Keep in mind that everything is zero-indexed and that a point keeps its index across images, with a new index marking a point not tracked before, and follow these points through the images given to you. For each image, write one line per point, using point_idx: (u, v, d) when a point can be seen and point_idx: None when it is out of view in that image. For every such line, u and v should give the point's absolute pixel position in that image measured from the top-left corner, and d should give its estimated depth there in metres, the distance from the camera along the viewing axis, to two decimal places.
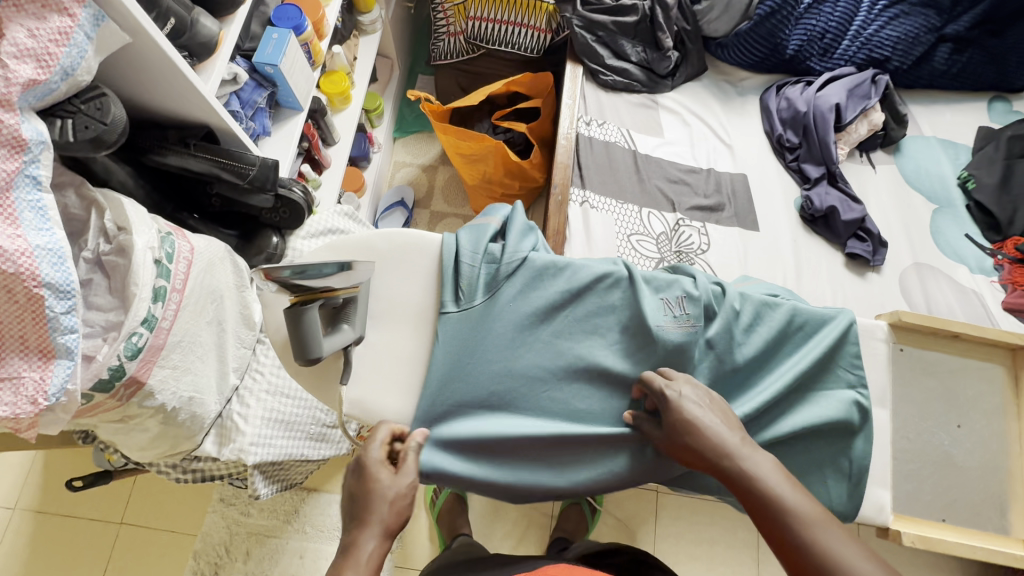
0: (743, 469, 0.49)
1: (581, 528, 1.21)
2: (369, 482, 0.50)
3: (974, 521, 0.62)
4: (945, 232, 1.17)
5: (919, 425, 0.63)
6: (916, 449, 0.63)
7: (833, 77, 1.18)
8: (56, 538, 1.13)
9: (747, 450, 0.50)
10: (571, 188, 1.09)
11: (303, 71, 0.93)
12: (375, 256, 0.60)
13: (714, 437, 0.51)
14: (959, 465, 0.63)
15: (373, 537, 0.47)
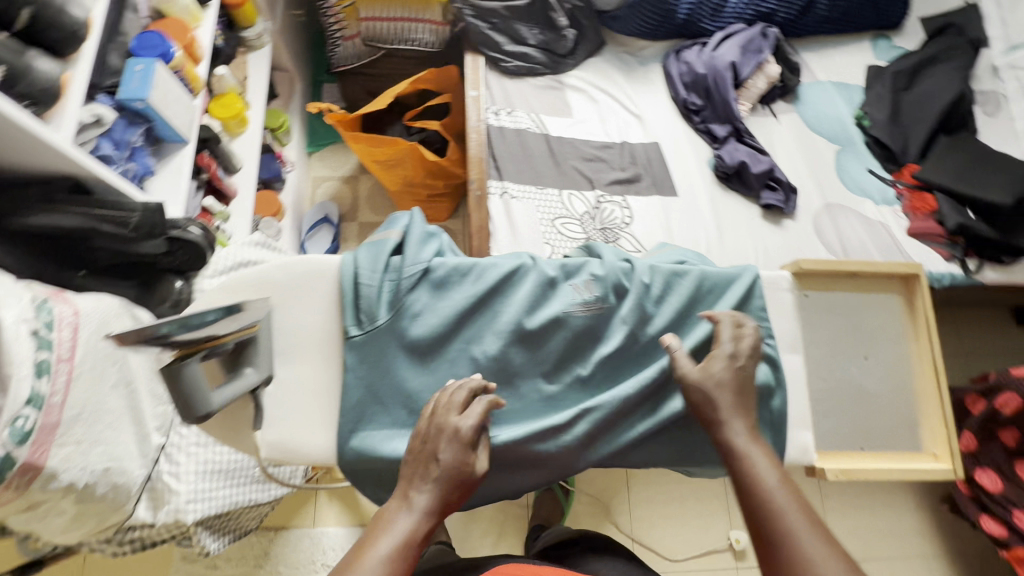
0: (736, 459, 0.53)
1: (557, 513, 1.22)
2: (444, 450, 0.52)
3: (891, 444, 0.65)
4: (849, 169, 1.22)
5: (831, 364, 0.66)
6: (830, 385, 0.65)
7: (726, 36, 1.21)
8: None
9: (750, 441, 0.54)
10: (489, 181, 1.08)
11: (179, 100, 0.87)
12: (272, 290, 0.58)
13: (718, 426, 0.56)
14: (870, 394, 0.66)
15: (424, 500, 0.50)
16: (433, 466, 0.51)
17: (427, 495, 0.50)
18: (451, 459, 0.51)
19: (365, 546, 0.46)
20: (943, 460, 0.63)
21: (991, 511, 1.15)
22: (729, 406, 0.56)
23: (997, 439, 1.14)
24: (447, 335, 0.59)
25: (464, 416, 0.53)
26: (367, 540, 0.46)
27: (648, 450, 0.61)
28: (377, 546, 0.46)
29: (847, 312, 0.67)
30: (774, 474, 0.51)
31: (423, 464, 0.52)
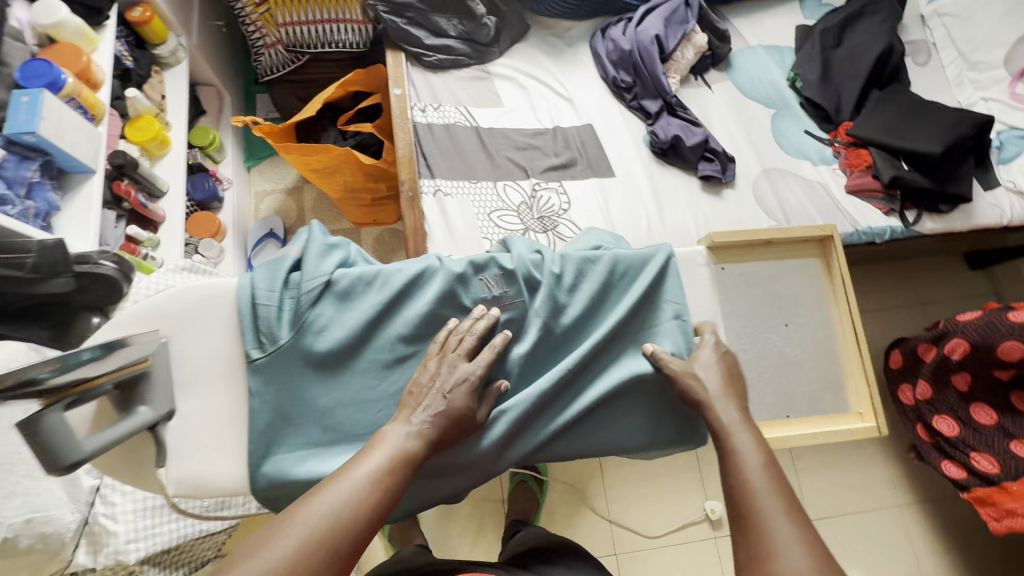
0: (730, 454, 0.53)
1: (534, 506, 1.22)
2: (456, 392, 0.54)
3: (815, 409, 0.68)
4: (785, 132, 1.22)
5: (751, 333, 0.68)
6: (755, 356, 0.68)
7: (650, 10, 1.19)
8: None
9: (738, 431, 0.54)
10: (421, 180, 1.05)
11: (78, 129, 0.83)
12: (168, 321, 0.56)
13: (714, 417, 0.56)
14: (793, 360, 0.69)
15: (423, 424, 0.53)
16: (438, 400, 0.54)
17: (428, 422, 0.53)
18: (460, 403, 0.54)
19: (360, 457, 0.50)
20: (867, 418, 0.67)
21: (951, 455, 1.17)
22: (722, 397, 0.57)
23: (951, 385, 1.16)
24: (356, 348, 0.59)
25: (473, 363, 0.56)
26: (363, 452, 0.50)
27: (572, 443, 0.61)
28: (373, 455, 0.50)
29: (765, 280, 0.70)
30: (766, 472, 0.51)
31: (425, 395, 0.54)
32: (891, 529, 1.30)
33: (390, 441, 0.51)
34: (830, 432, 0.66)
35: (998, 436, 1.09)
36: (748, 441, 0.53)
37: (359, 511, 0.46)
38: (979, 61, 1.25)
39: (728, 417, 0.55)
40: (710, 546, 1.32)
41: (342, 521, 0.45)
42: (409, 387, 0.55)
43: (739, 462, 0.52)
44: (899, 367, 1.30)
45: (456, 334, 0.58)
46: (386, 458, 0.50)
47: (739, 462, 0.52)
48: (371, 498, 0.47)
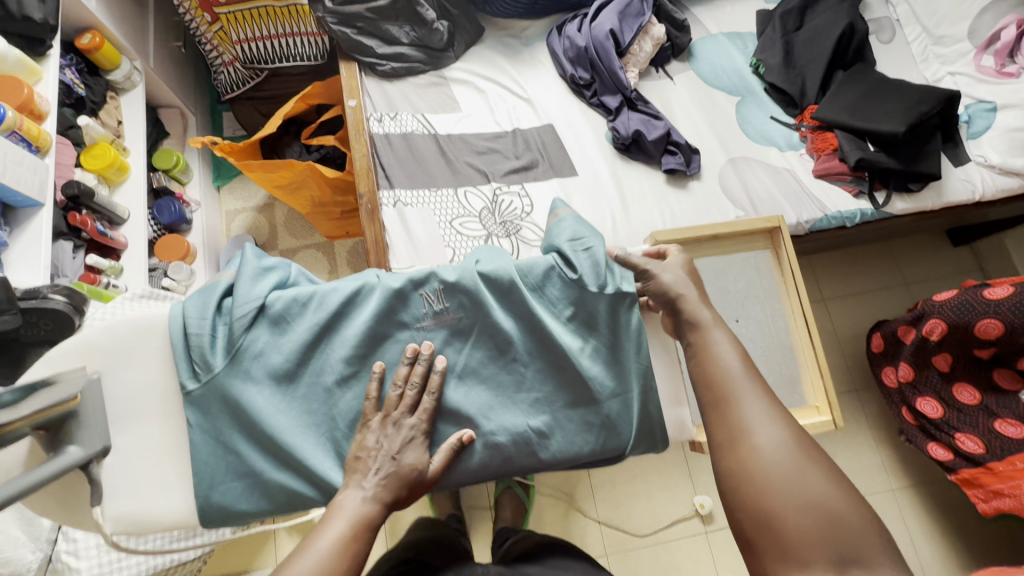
0: (705, 352, 0.55)
1: (520, 511, 1.20)
2: (406, 454, 0.56)
3: None
4: (750, 119, 1.20)
5: None
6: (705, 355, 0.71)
7: (605, 3, 1.17)
8: None
9: (711, 326, 0.56)
10: (380, 192, 1.04)
11: (24, 163, 0.82)
12: (98, 357, 0.54)
13: (693, 316, 0.57)
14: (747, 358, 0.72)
15: (381, 495, 0.53)
16: (388, 462, 0.55)
17: (383, 489, 0.53)
18: (411, 460, 0.56)
19: (317, 531, 0.50)
20: (825, 412, 0.68)
21: (937, 437, 1.15)
22: (700, 300, 0.58)
23: (932, 366, 1.14)
24: (294, 372, 0.58)
25: (415, 417, 0.58)
26: (320, 524, 0.50)
27: (521, 458, 0.60)
28: (331, 526, 0.50)
29: (714, 277, 0.74)
30: (740, 362, 0.54)
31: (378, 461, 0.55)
32: (884, 514, 1.29)
33: (344, 510, 0.52)
34: None
35: (982, 415, 1.08)
36: (720, 335, 0.56)
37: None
38: (943, 35, 1.23)
39: (704, 318, 0.57)
40: (702, 541, 1.31)
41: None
42: (355, 452, 0.56)
43: (714, 354, 0.54)
44: (881, 350, 1.27)
45: (398, 390, 0.58)
46: (345, 527, 0.50)
47: (714, 356, 0.54)
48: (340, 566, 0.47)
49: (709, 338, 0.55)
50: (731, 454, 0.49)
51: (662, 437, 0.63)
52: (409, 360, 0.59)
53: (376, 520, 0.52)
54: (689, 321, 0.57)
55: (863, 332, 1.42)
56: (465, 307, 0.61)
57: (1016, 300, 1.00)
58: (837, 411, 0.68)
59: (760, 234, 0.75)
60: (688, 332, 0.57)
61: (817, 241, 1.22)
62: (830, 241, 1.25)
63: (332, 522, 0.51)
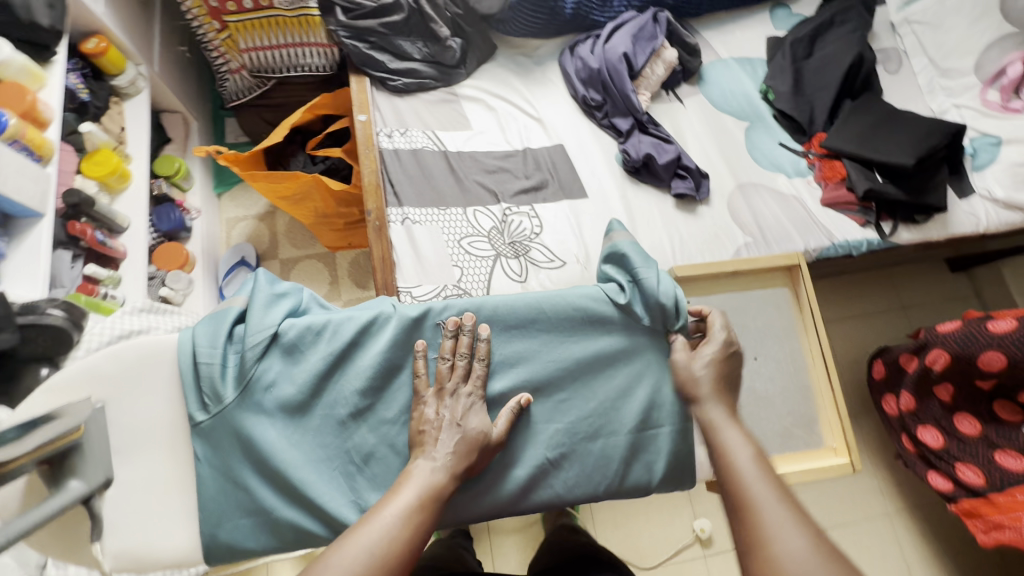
0: (722, 453, 0.54)
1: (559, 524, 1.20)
2: (470, 416, 0.56)
3: (788, 445, 0.72)
4: (759, 146, 1.21)
5: None
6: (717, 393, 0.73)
7: (618, 26, 1.17)
8: None
9: (725, 423, 0.57)
10: (388, 209, 1.03)
11: (25, 172, 0.81)
12: (102, 385, 0.52)
13: (706, 413, 0.58)
14: (764, 395, 0.73)
15: (447, 461, 0.53)
16: (453, 431, 0.54)
17: (450, 452, 0.53)
18: (476, 425, 0.55)
19: (388, 498, 0.50)
20: (841, 453, 0.70)
21: (938, 467, 1.15)
22: (713, 395, 0.59)
23: (934, 395, 1.15)
24: (307, 403, 0.56)
25: (471, 385, 0.58)
26: (390, 492, 0.50)
27: (536, 493, 0.59)
28: (401, 493, 0.50)
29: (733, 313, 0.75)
30: (756, 465, 0.52)
31: (444, 427, 0.55)
32: (884, 542, 1.28)
33: (413, 477, 0.52)
34: (808, 470, 0.69)
35: (982, 446, 1.07)
36: (736, 436, 0.55)
37: (396, 550, 0.46)
38: (950, 68, 1.24)
39: (716, 419, 0.57)
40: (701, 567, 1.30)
41: (375, 559, 0.45)
42: (418, 427, 0.55)
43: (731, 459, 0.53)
44: (883, 377, 1.28)
45: (447, 362, 0.57)
46: (412, 496, 0.50)
47: (730, 456, 0.54)
48: (407, 534, 0.47)
49: (725, 445, 0.55)
50: (755, 564, 0.45)
51: (679, 475, 0.63)
52: (453, 333, 0.58)
53: (444, 491, 0.52)
54: (700, 420, 0.58)
55: (864, 358, 1.42)
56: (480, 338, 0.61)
57: (1016, 334, 0.98)
58: (855, 454, 0.69)
59: (778, 272, 0.77)
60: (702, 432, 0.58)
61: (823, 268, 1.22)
62: (836, 268, 1.25)
63: (402, 489, 0.50)
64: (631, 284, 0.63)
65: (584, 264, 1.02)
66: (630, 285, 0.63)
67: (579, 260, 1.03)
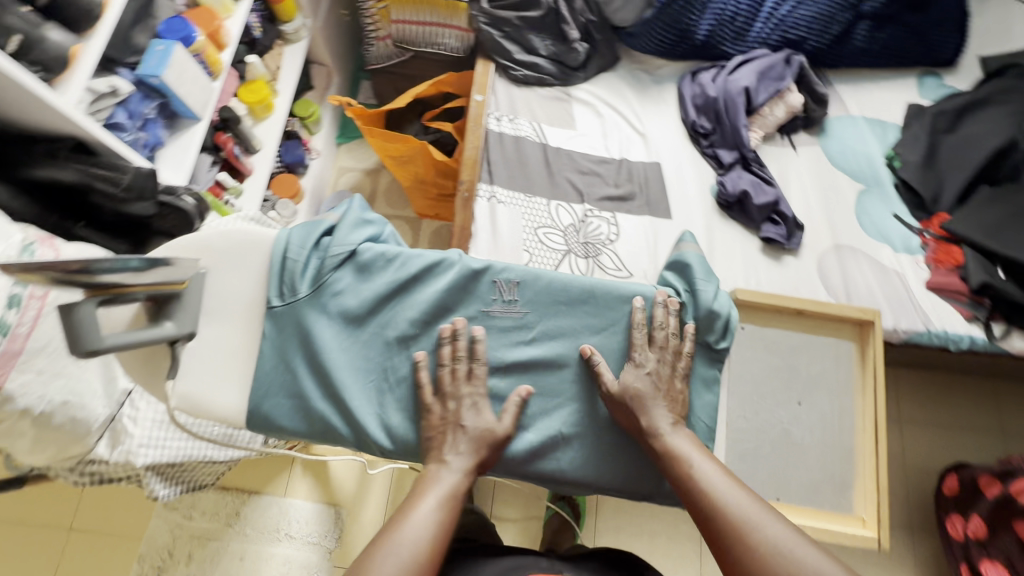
0: (676, 460, 0.57)
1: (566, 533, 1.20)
2: (467, 418, 0.58)
3: (813, 501, 0.73)
4: (870, 211, 1.13)
5: (760, 404, 0.73)
6: (751, 426, 0.73)
7: (747, 60, 1.16)
8: (23, 544, 1.27)
9: (672, 428, 0.59)
10: (479, 184, 1.09)
11: (197, 81, 0.95)
12: (209, 254, 0.61)
13: (649, 423, 0.59)
14: (799, 443, 0.74)
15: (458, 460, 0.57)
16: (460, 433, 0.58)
17: (461, 453, 0.57)
18: (481, 424, 0.59)
19: (412, 501, 0.55)
20: (868, 525, 0.70)
21: None
22: (655, 404, 0.59)
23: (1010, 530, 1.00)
24: (363, 318, 0.62)
25: (472, 385, 0.60)
26: (415, 495, 0.55)
27: (543, 463, 0.61)
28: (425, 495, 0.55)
29: (785, 353, 0.77)
30: (712, 462, 0.57)
31: (450, 430, 0.59)
32: None
33: (433, 478, 0.56)
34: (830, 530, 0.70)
35: None
36: (685, 441, 0.58)
37: (424, 555, 0.51)
38: None
39: (670, 437, 0.58)
40: None
41: (412, 562, 0.50)
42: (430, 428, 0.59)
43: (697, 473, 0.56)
44: (954, 494, 1.15)
45: (447, 368, 0.60)
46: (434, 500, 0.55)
47: (686, 460, 0.57)
48: (435, 535, 0.52)
49: (686, 460, 0.57)
50: (742, 552, 0.50)
51: None
52: (449, 338, 0.61)
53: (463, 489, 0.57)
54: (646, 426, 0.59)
55: (938, 469, 1.28)
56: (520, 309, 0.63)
57: None
58: (884, 531, 0.69)
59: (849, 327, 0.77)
60: (648, 439, 0.59)
61: (910, 356, 1.12)
62: (925, 360, 1.15)
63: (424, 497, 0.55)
64: (687, 293, 0.63)
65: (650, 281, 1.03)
66: (685, 295, 0.63)
67: (645, 276, 1.04)
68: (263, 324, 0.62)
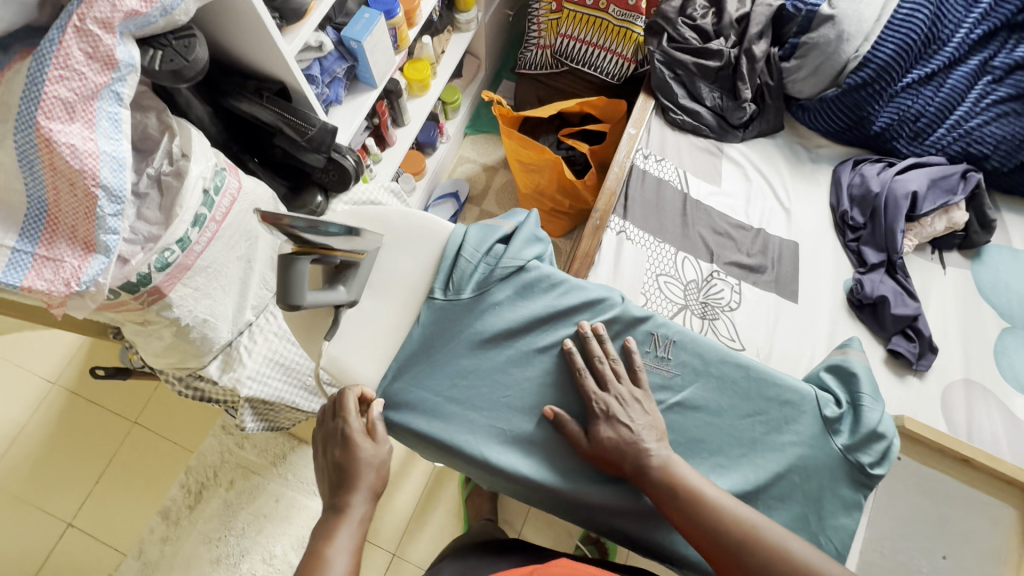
0: (671, 477, 0.56)
1: None
2: (342, 456, 0.57)
3: None
4: (1011, 354, 1.03)
5: (897, 543, 0.78)
6: (885, 562, 0.77)
7: (917, 164, 1.10)
8: (88, 423, 1.35)
9: (659, 446, 0.58)
10: (612, 216, 1.08)
11: (385, 52, 0.99)
12: (388, 230, 0.65)
13: (638, 447, 0.57)
14: None
15: (360, 501, 0.55)
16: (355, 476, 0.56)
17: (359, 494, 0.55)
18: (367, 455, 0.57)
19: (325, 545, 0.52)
20: None
21: None
22: (642, 425, 0.58)
23: None
24: (514, 333, 0.63)
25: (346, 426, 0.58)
26: (326, 537, 0.52)
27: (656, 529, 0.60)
28: (338, 536, 0.52)
29: (940, 499, 0.80)
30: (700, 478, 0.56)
31: (347, 473, 0.56)
32: None
33: (350, 517, 0.54)
34: None
35: None
36: (680, 463, 0.57)
37: None
38: None
39: (660, 456, 0.57)
40: None
41: None
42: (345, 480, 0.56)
43: (697, 491, 0.55)
44: None
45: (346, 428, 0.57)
46: (345, 543, 0.52)
47: (678, 478, 0.56)
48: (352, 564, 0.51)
49: (682, 478, 0.56)
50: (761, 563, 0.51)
51: None
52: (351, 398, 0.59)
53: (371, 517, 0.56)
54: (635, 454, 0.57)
55: None
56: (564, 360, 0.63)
57: None
58: None
59: (1015, 492, 0.78)
60: (629, 455, 0.57)
61: None
62: None
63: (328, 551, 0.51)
64: (848, 405, 0.62)
65: (761, 359, 0.99)
66: (847, 406, 0.62)
67: (757, 353, 1.00)
68: (418, 310, 0.64)
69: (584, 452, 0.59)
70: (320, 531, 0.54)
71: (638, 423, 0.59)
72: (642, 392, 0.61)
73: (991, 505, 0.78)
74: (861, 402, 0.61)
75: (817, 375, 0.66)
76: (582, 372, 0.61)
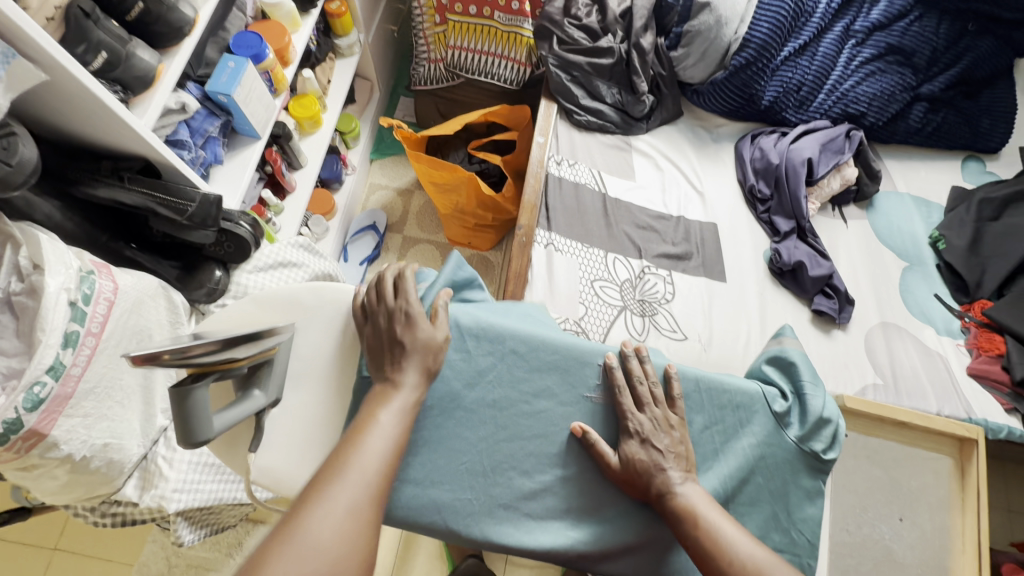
0: (686, 512, 0.57)
1: None
2: (403, 332, 0.57)
3: None
4: (913, 290, 1.12)
5: (859, 518, 0.84)
6: (852, 538, 0.82)
7: (807, 130, 1.16)
8: None
9: (683, 483, 0.59)
10: (537, 229, 1.06)
11: (261, 100, 0.90)
12: (301, 310, 0.62)
13: (660, 477, 0.60)
14: (894, 551, 0.83)
15: (411, 372, 0.56)
16: (408, 351, 0.57)
17: (412, 368, 0.56)
18: (424, 333, 0.58)
19: (357, 436, 0.50)
20: None
21: None
22: (672, 456, 0.61)
23: None
24: (461, 394, 0.63)
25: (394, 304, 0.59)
26: (356, 436, 0.51)
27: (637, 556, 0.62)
28: (380, 415, 0.53)
29: (889, 464, 0.87)
30: (721, 515, 0.57)
31: (386, 345, 0.57)
32: None
33: (400, 385, 0.55)
34: None
35: None
36: (696, 495, 0.59)
37: (379, 483, 0.48)
38: None
39: (682, 488, 0.59)
40: None
41: (361, 508, 0.45)
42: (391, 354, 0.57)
43: (713, 528, 0.56)
44: None
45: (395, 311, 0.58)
46: (393, 414, 0.53)
47: (694, 512, 0.57)
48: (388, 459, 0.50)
49: (699, 512, 0.57)
50: None
51: None
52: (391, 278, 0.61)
53: (416, 401, 0.56)
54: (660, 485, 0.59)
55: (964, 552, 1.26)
56: (605, 378, 0.66)
57: None
58: None
59: (951, 443, 0.87)
60: (653, 487, 0.60)
61: None
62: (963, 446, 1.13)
63: (378, 417, 0.52)
64: (793, 396, 0.68)
65: (704, 345, 1.01)
66: (792, 397, 0.67)
67: (699, 339, 1.02)
68: (339, 391, 0.61)
69: (614, 472, 0.61)
70: (373, 399, 0.55)
71: (672, 451, 0.61)
72: (678, 417, 0.64)
73: (932, 459, 0.87)
74: (804, 388, 0.67)
75: (761, 368, 0.72)
76: (622, 389, 0.63)
